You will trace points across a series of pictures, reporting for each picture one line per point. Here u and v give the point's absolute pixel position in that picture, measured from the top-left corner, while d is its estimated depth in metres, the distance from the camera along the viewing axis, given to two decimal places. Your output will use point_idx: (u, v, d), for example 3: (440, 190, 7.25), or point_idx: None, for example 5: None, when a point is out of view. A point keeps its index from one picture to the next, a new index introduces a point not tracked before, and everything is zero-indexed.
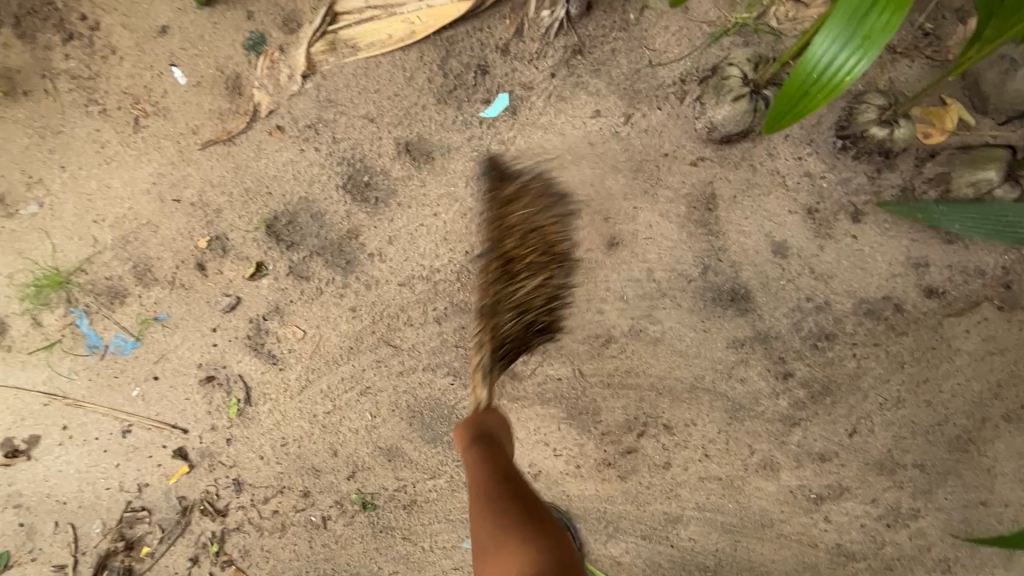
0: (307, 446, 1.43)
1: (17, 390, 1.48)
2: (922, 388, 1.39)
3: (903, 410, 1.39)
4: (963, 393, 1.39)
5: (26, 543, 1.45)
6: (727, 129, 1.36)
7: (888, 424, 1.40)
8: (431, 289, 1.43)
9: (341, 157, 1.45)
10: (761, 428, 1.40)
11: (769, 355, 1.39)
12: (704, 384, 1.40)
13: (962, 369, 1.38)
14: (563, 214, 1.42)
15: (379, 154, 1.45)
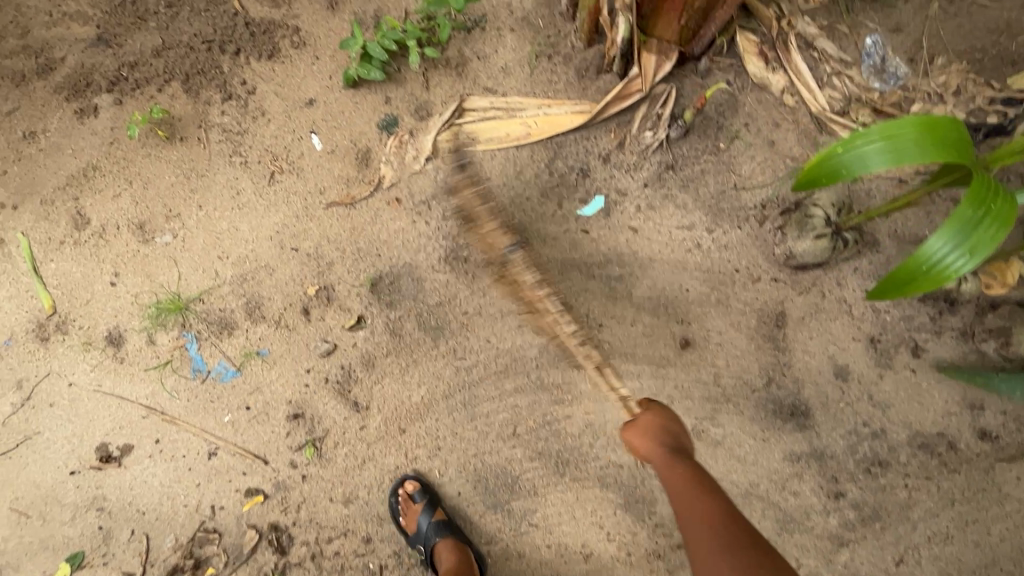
0: (375, 494, 1.52)
1: (122, 400, 1.61)
2: (971, 527, 1.44)
3: (951, 547, 1.43)
4: (1010, 539, 1.43)
5: (100, 547, 1.54)
6: (805, 260, 1.48)
7: (935, 559, 1.44)
8: (512, 363, 1.54)
9: (447, 232, 1.61)
10: (809, 543, 1.45)
11: (823, 473, 1.46)
12: (758, 492, 1.47)
13: (1010, 514, 1.43)
14: (640, 313, 1.55)
15: None
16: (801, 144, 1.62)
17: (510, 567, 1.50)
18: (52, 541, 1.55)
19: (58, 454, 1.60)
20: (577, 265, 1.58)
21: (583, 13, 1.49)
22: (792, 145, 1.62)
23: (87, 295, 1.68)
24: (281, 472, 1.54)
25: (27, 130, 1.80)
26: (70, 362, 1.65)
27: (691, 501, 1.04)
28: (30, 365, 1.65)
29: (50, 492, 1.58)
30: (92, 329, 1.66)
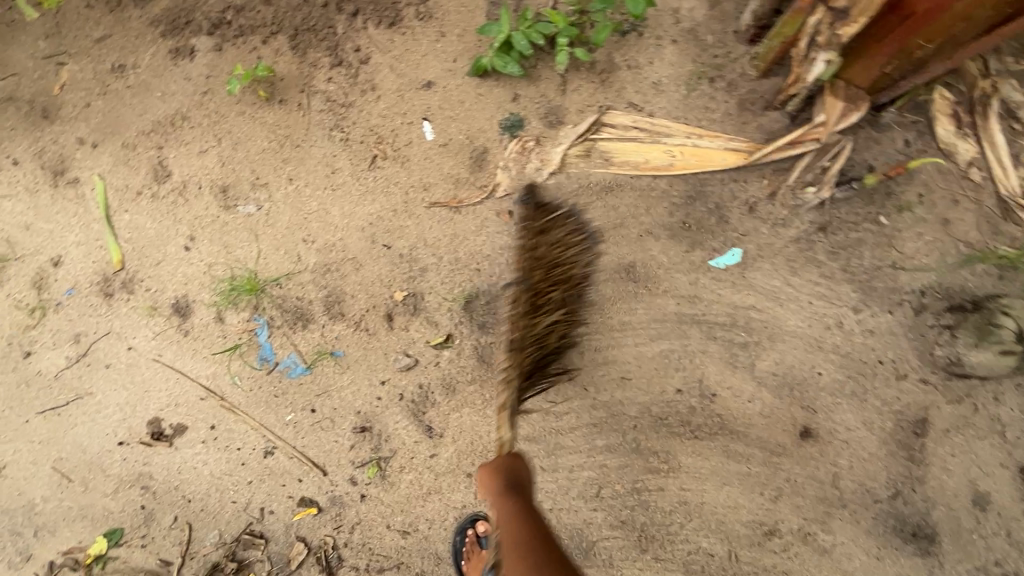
0: (436, 531, 1.40)
1: (180, 376, 1.50)
2: None
3: None
4: None
5: (140, 528, 1.45)
6: (977, 371, 1.32)
7: None
8: (607, 418, 1.39)
9: None
10: None
11: None
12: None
13: None
14: (761, 390, 1.38)
15: (596, 267, 1.43)
16: (980, 227, 1.39)
17: None
18: (91, 511, 1.46)
19: (108, 421, 1.50)
20: (697, 322, 1.40)
21: (771, 39, 1.26)
22: (969, 228, 1.39)
23: (158, 256, 1.56)
24: (338, 488, 1.43)
25: (118, 64, 1.66)
26: (132, 325, 1.53)
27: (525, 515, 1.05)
28: (90, 320, 1.54)
29: (95, 460, 1.48)
30: (159, 294, 1.54)
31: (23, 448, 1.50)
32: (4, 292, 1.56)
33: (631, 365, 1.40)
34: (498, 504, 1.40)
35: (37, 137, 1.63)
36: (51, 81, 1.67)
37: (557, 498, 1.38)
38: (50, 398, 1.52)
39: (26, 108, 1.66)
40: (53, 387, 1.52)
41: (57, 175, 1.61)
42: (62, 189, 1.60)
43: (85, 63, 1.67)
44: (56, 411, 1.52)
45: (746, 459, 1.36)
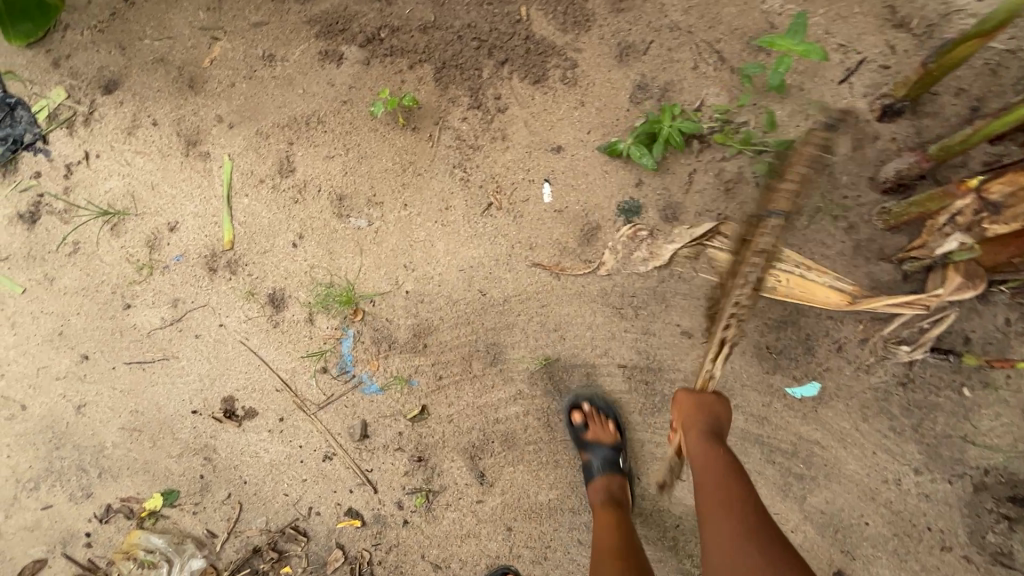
0: (468, 571, 1.48)
1: (261, 363, 1.58)
2: None
3: None
4: None
5: (195, 495, 1.54)
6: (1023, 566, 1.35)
7: None
8: (653, 509, 1.46)
9: (641, 348, 1.48)
10: None
11: None
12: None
13: None
14: (804, 524, 1.43)
15: (675, 366, 1.47)
16: None
17: None
18: (154, 467, 1.56)
19: (187, 387, 1.59)
20: (760, 444, 1.44)
21: (909, 203, 1.28)
22: None
23: (266, 245, 1.63)
24: (384, 508, 1.50)
25: (268, 52, 1.73)
26: (228, 304, 1.62)
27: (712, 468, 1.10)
28: (190, 289, 1.63)
29: (168, 421, 1.58)
30: (259, 281, 1.62)
31: (105, 392, 1.60)
32: (118, 243, 1.65)
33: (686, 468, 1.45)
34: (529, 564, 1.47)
35: (180, 104, 1.72)
36: (203, 53, 1.75)
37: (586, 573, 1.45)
38: (138, 352, 1.62)
39: (175, 73, 1.74)
40: (144, 342, 1.62)
41: (190, 145, 1.69)
42: (192, 159, 1.68)
43: (238, 43, 1.75)
44: (142, 365, 1.61)
45: None
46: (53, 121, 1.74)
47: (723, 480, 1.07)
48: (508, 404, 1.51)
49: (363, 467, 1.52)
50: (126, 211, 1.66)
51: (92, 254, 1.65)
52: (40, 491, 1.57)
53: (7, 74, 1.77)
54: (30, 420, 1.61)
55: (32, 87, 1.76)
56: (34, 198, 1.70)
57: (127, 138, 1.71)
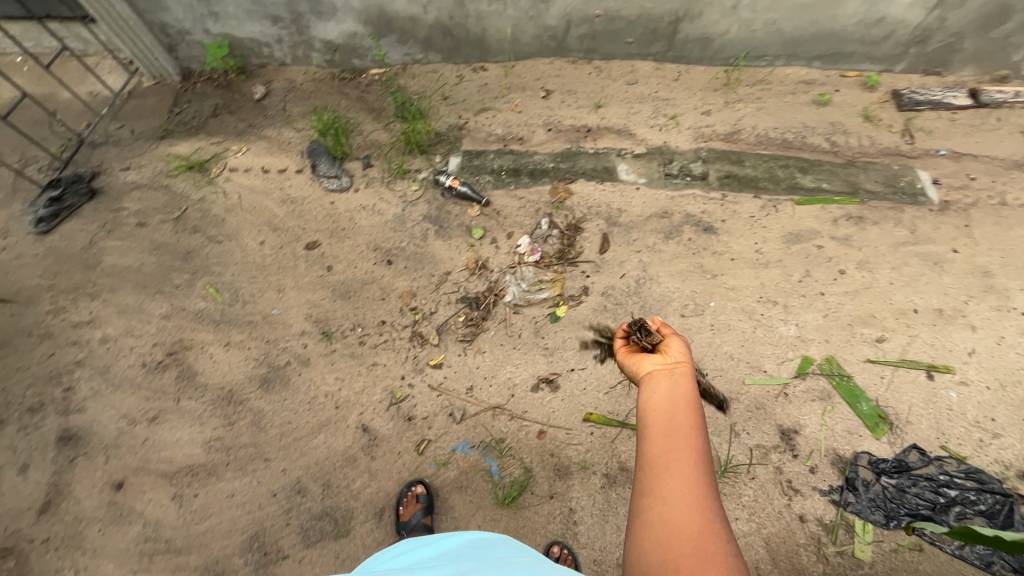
0: (357, 376, 2.30)
1: (546, 420, 2.15)
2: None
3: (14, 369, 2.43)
4: None
5: (543, 322, 2.35)
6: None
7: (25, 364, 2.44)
8: (248, 462, 2.14)
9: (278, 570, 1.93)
10: (112, 360, 2.43)
11: (65, 408, 2.32)
12: (106, 394, 2.34)
13: None
14: (153, 498, 2.10)
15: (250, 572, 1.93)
16: None
17: (275, 332, 2.44)
18: (578, 321, 2.34)
19: (587, 380, 2.22)
20: (176, 547, 2.00)
21: None
22: None
23: (593, 509, 1.98)
24: (420, 371, 2.29)
25: None
26: (594, 450, 2.08)
27: (658, 439, 1.16)
28: (628, 445, 2.08)
29: (583, 357, 2.27)
30: (583, 483, 2.02)
31: None
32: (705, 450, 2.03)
33: (237, 490, 2.09)
34: (314, 400, 2.26)
35: None
36: None
37: (277, 413, 2.25)
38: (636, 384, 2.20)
39: None
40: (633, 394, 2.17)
41: None
42: None
43: None
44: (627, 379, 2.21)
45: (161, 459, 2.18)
46: (842, 524, 1.89)
47: (685, 505, 1.04)
48: (373, 463, 2.11)
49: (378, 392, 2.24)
50: (724, 483, 1.98)
51: (718, 434, 2.06)
52: (633, 276, 2.43)
53: (920, 544, 1.84)
54: (672, 310, 2.34)
55: (889, 543, 1.86)
56: (798, 449, 2.02)
57: (767, 538, 1.88)
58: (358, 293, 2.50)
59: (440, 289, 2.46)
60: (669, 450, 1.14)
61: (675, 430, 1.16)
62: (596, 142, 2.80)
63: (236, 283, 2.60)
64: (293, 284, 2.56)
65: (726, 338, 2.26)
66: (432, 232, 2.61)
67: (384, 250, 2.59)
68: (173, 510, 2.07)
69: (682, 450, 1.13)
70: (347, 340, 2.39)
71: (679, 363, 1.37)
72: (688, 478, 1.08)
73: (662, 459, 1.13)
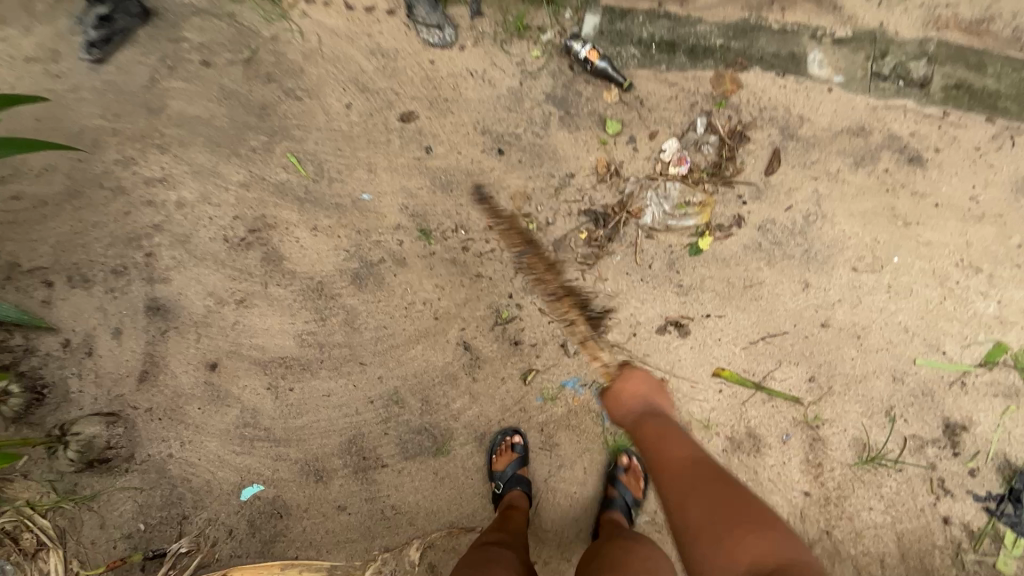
0: (459, 287, 2.06)
1: (669, 369, 1.91)
2: (69, 234, 2.22)
3: (85, 223, 2.22)
4: (43, 222, 2.21)
5: (680, 254, 1.98)
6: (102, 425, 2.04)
7: (98, 220, 2.23)
8: (342, 365, 2.02)
9: (378, 477, 1.92)
10: (191, 228, 2.21)
11: (150, 275, 2.18)
12: (191, 266, 2.17)
13: (42, 239, 2.21)
14: (248, 386, 2.04)
15: (351, 474, 1.93)
16: (105, 524, 2.01)
17: (365, 221, 2.15)
18: (723, 259, 1.96)
19: (724, 331, 1.92)
20: (276, 437, 1.99)
21: None
22: (111, 520, 2.00)
23: None
24: (530, 291, 2.01)
25: None
26: (720, 410, 1.86)
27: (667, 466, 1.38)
28: (760, 411, 1.85)
29: (723, 303, 1.93)
30: (703, 443, 1.85)
31: (790, 306, 1.91)
32: (850, 432, 1.80)
33: (332, 393, 2.00)
34: (413, 307, 2.06)
35: None
36: None
37: (371, 314, 2.06)
38: (781, 345, 1.89)
39: None
40: (775, 354, 1.88)
41: (836, 546, 1.74)
42: (822, 526, 1.75)
43: None
44: (771, 336, 1.89)
45: (252, 346, 2.08)
46: (989, 533, 1.72)
47: (721, 502, 1.24)
48: (475, 385, 1.97)
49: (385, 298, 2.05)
50: (866, 470, 1.77)
51: (871, 416, 1.80)
52: (802, 211, 1.96)
53: None
54: (843, 262, 1.92)
55: None
56: (961, 449, 1.76)
57: (901, 535, 1.73)
58: (462, 188, 2.13)
59: (559, 196, 2.06)
60: (680, 472, 1.35)
61: (664, 443, 1.45)
62: (784, 16, 2.01)
63: (320, 155, 2.24)
64: (387, 165, 2.19)
65: (904, 306, 1.87)
66: (555, 119, 2.12)
67: (495, 136, 2.14)
68: (269, 401, 2.02)
69: (690, 462, 1.37)
70: (447, 242, 2.09)
71: (636, 395, 1.66)
72: (705, 472, 1.33)
73: (677, 473, 1.36)
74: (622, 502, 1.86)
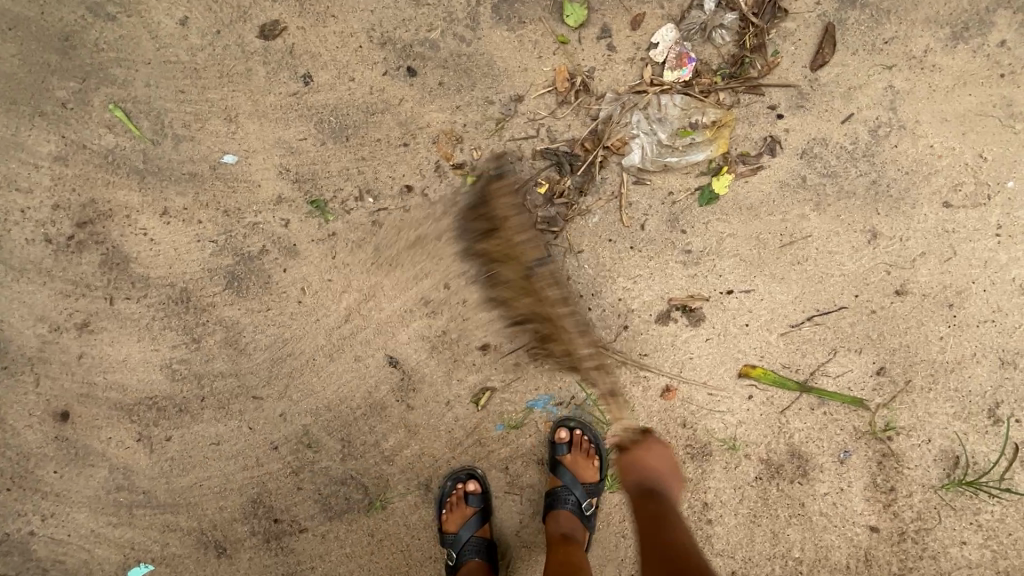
0: (374, 280, 1.46)
1: (677, 373, 1.35)
2: None
3: None
4: None
5: (685, 205, 1.36)
6: None
7: None
8: (231, 401, 1.48)
9: (301, 539, 1.47)
10: None
11: None
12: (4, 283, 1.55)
13: None
14: (113, 438, 1.53)
15: (266, 538, 1.48)
16: None
17: (233, 196, 1.50)
18: (748, 206, 1.34)
19: (753, 313, 1.34)
20: (160, 502, 1.51)
21: None
22: None
23: (740, 508, 1.33)
24: (474, 278, 1.42)
25: None
26: (750, 424, 1.33)
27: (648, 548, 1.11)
28: (806, 421, 1.32)
29: (750, 273, 1.34)
30: (727, 470, 1.34)
31: (851, 269, 1.31)
32: (935, 442, 1.28)
33: (224, 439, 1.49)
34: (315, 313, 1.47)
35: None
36: None
37: (260, 329, 1.48)
38: (836, 325, 1.32)
39: None
40: (827, 340, 1.32)
41: None
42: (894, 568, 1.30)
43: None
44: (820, 314, 1.32)
45: (109, 386, 1.53)
46: None
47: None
48: (411, 413, 1.44)
49: (262, 319, 1.48)
50: (962, 494, 1.27)
51: (968, 419, 1.27)
52: (865, 123, 1.31)
53: None
54: (926, 197, 1.30)
55: None
56: None
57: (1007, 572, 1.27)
58: (362, 133, 1.45)
59: (503, 133, 1.40)
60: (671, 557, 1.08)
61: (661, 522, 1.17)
62: None
63: (156, 102, 1.53)
64: (253, 109, 1.49)
65: (1017, 255, 1.28)
66: (486, 10, 1.39)
67: (400, 47, 1.43)
68: (145, 455, 1.52)
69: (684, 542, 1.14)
70: (351, 217, 1.46)
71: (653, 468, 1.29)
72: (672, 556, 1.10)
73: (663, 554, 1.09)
74: (571, 497, 1.35)
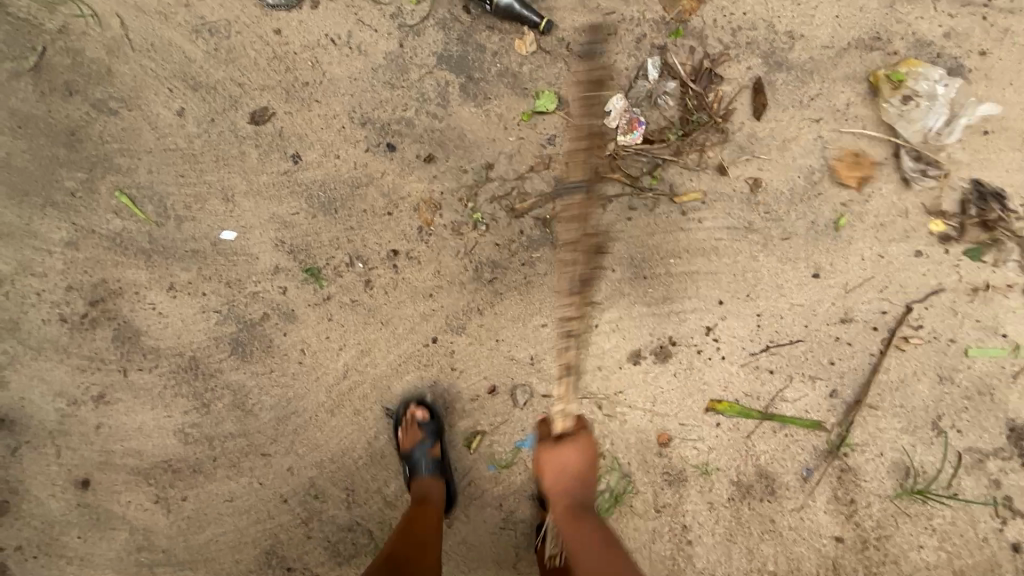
0: (368, 338, 1.58)
1: (651, 407, 1.48)
2: None
3: None
4: None
5: (646, 253, 1.49)
6: None
7: None
8: (242, 459, 1.60)
9: None
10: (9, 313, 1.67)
11: None
12: (23, 363, 1.66)
13: None
14: (132, 502, 1.63)
15: None
16: None
17: (234, 268, 1.63)
18: (703, 251, 1.48)
19: (715, 348, 1.47)
20: (179, 559, 1.61)
21: None
22: None
23: (716, 527, 1.45)
24: (459, 331, 1.55)
25: None
26: (720, 450, 1.45)
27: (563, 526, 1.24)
28: (770, 443, 1.44)
29: (709, 312, 1.48)
30: (703, 493, 1.46)
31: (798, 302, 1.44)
32: (886, 453, 1.41)
33: (237, 495, 1.59)
34: (315, 372, 1.59)
35: None
36: None
37: (265, 390, 1.60)
38: (790, 354, 1.45)
39: None
40: (783, 367, 1.45)
41: None
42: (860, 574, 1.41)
43: None
44: (776, 345, 1.45)
45: (126, 452, 1.64)
46: None
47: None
48: None
49: (267, 381, 1.60)
50: (914, 501, 1.40)
51: (914, 432, 1.41)
52: (800, 171, 1.46)
53: None
54: (860, 234, 1.44)
55: None
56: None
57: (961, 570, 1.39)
58: (349, 205, 1.59)
59: (477, 197, 1.54)
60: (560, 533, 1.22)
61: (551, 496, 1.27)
62: None
63: (158, 186, 1.67)
64: (248, 188, 1.63)
65: (944, 280, 1.42)
66: (455, 90, 1.55)
67: (379, 126, 1.57)
68: (163, 516, 1.62)
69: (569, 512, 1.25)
70: (344, 281, 1.59)
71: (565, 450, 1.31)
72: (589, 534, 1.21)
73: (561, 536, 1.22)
74: None
